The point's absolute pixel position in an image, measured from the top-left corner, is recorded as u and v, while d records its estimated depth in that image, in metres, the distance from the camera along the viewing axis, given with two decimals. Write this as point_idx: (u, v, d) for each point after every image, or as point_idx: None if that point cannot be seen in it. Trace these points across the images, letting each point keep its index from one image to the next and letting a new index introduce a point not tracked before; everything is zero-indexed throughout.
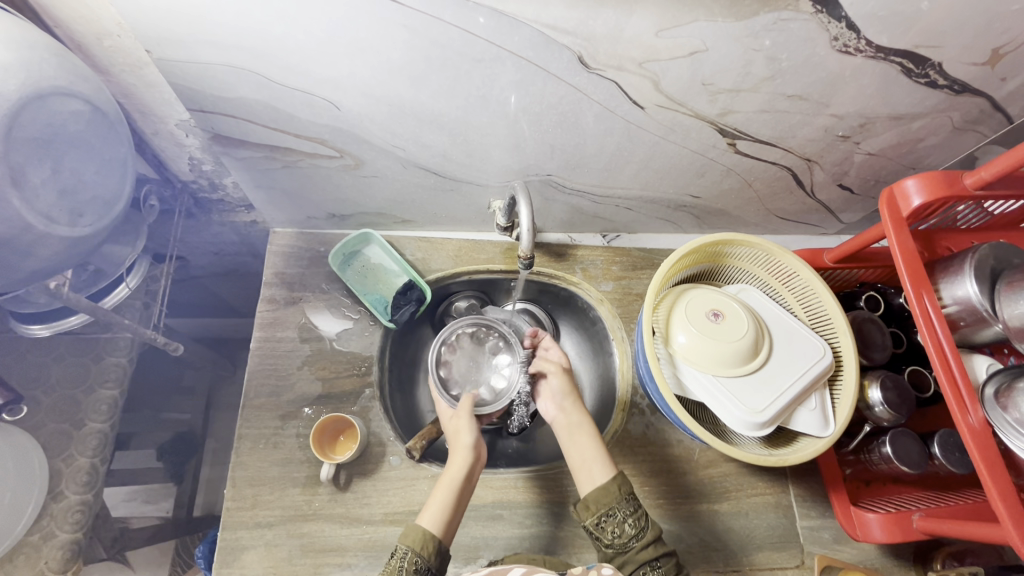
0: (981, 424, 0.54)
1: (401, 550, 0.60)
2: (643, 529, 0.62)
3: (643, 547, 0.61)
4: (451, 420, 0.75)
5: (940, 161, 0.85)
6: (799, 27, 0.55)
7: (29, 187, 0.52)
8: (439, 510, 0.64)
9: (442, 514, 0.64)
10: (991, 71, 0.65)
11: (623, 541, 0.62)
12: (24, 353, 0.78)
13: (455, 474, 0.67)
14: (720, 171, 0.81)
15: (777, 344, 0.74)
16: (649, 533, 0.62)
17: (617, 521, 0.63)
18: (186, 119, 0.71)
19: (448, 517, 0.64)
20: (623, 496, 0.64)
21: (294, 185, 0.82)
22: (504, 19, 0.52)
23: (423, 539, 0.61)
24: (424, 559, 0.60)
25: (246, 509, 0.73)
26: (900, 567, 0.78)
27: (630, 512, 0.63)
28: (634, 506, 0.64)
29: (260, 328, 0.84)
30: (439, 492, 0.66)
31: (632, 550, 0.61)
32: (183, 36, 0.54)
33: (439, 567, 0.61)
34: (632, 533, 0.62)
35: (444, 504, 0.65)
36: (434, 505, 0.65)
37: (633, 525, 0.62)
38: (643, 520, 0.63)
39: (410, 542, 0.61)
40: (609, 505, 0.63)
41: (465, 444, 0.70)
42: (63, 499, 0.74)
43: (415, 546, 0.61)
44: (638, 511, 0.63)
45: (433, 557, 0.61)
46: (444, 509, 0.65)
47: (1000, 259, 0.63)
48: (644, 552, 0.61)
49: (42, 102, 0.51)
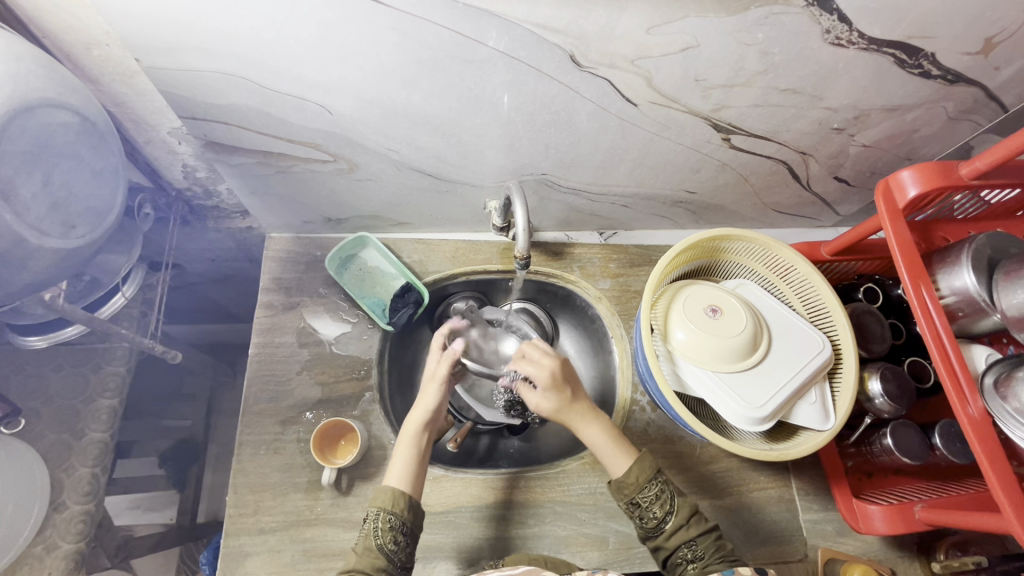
0: (980, 414, 0.54)
1: (373, 511, 0.62)
2: (670, 513, 0.64)
3: (674, 530, 0.63)
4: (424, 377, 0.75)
5: (936, 151, 0.85)
6: (791, 21, 0.55)
7: (19, 201, 0.52)
8: (403, 469, 0.65)
9: (408, 469, 0.65)
10: (985, 61, 0.64)
11: (653, 526, 0.64)
12: (22, 365, 0.78)
13: (412, 429, 0.69)
14: (715, 166, 0.81)
15: (776, 338, 0.74)
16: (677, 518, 0.63)
17: (643, 508, 0.64)
18: (178, 126, 0.71)
19: (413, 471, 0.66)
20: (646, 482, 0.65)
21: (289, 190, 0.82)
22: (494, 19, 0.52)
23: (393, 496, 0.63)
24: (397, 515, 0.62)
25: (248, 516, 0.73)
26: (903, 558, 0.78)
27: (655, 496, 0.64)
28: (658, 491, 0.65)
29: (258, 333, 0.84)
30: (402, 449, 0.67)
31: (664, 533, 0.63)
32: (171, 43, 0.53)
33: (414, 522, 0.63)
34: (659, 519, 0.64)
35: (407, 460, 0.66)
36: (398, 464, 0.66)
37: (659, 510, 0.64)
38: (668, 505, 0.64)
39: (380, 502, 0.62)
40: (634, 492, 0.65)
41: (429, 401, 0.70)
42: (66, 510, 0.74)
43: (386, 505, 0.62)
44: (663, 495, 0.65)
45: (405, 512, 0.62)
46: (408, 465, 0.66)
47: (998, 248, 0.63)
48: (676, 536, 0.63)
49: (30, 114, 0.51)
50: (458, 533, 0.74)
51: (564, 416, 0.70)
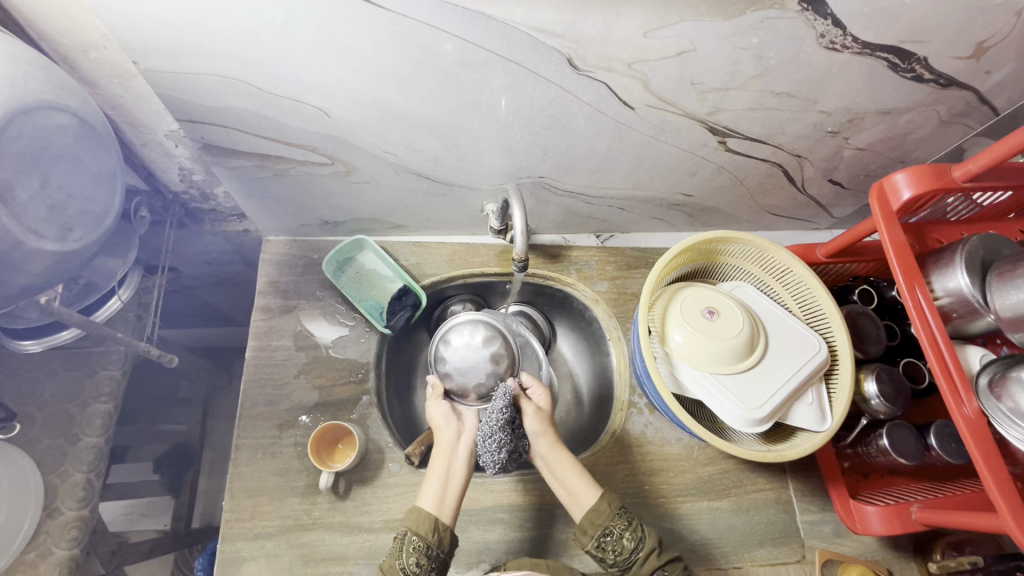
0: (976, 415, 0.55)
1: (401, 533, 0.62)
2: (640, 539, 0.65)
3: (646, 557, 0.64)
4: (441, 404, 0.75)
5: (928, 153, 0.85)
6: (786, 25, 0.55)
7: (17, 203, 0.52)
8: (433, 491, 0.66)
9: (438, 493, 0.66)
10: (976, 64, 0.65)
11: (626, 555, 0.64)
12: (17, 369, 0.77)
13: (442, 455, 0.69)
14: (711, 169, 0.82)
15: (772, 339, 0.74)
16: (648, 543, 0.64)
17: (614, 539, 0.65)
18: (175, 129, 0.70)
19: (445, 496, 0.66)
20: (613, 511, 0.66)
21: (286, 193, 0.82)
22: (493, 23, 0.52)
23: (421, 519, 0.63)
24: (423, 538, 0.62)
25: (245, 520, 0.73)
26: (900, 558, 0.78)
27: (624, 527, 0.65)
28: (627, 519, 0.66)
29: (255, 337, 0.83)
30: (432, 475, 0.68)
31: (637, 562, 0.64)
32: (170, 45, 0.53)
33: (444, 546, 0.63)
34: (631, 546, 0.64)
35: (439, 484, 0.66)
36: (429, 488, 0.66)
37: (631, 538, 0.65)
38: (638, 531, 0.65)
39: (409, 524, 0.63)
40: (604, 524, 0.65)
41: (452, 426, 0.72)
42: (59, 516, 0.73)
43: (413, 528, 0.62)
44: (631, 523, 0.66)
45: (432, 537, 0.62)
46: (438, 490, 0.66)
47: (990, 249, 0.63)
48: (648, 563, 0.63)
49: (28, 116, 0.51)
50: (458, 537, 0.74)
51: (538, 429, 0.72)
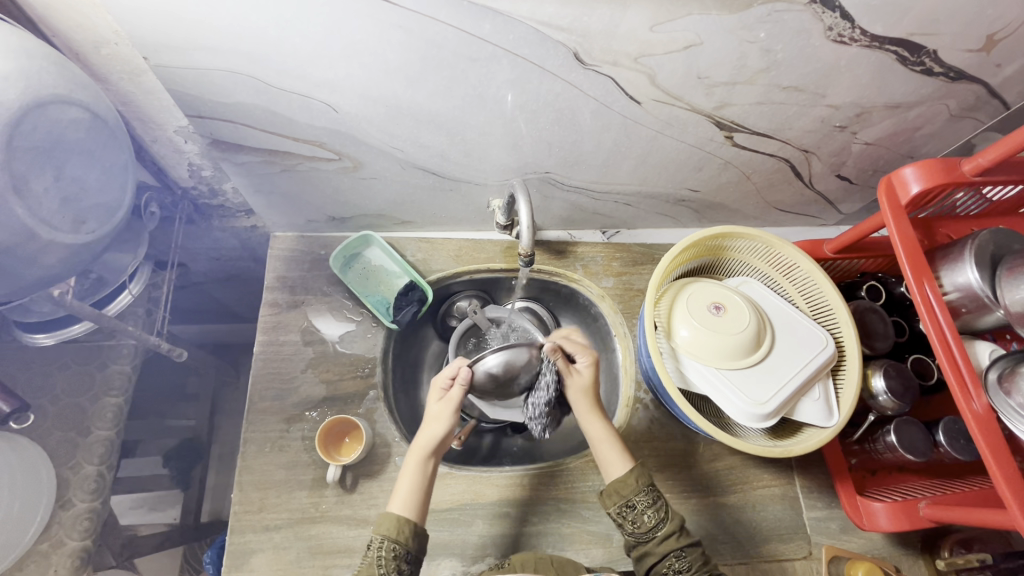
0: (985, 410, 0.54)
1: (377, 539, 0.61)
2: (662, 520, 0.64)
3: (664, 537, 0.63)
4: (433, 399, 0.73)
5: (937, 148, 0.85)
6: (793, 18, 0.55)
7: (31, 195, 0.53)
8: (407, 495, 0.65)
9: (412, 498, 0.65)
10: (987, 58, 0.64)
11: (644, 531, 0.64)
12: (29, 362, 0.78)
13: (419, 455, 0.68)
14: (718, 164, 0.81)
15: (779, 335, 0.74)
16: (669, 524, 0.64)
17: (636, 512, 0.65)
18: (184, 125, 0.71)
19: (417, 500, 0.65)
20: (641, 487, 0.66)
21: (294, 189, 0.82)
22: (499, 17, 0.52)
23: (397, 525, 0.62)
24: (401, 544, 0.61)
25: (253, 513, 0.73)
26: (907, 555, 0.78)
27: (649, 503, 0.65)
28: (653, 497, 0.65)
29: (263, 332, 0.84)
30: (406, 477, 0.67)
31: (655, 540, 0.63)
32: (180, 41, 0.54)
33: (419, 550, 0.63)
34: (652, 523, 0.64)
35: (411, 487, 0.66)
36: (403, 491, 0.66)
37: (653, 515, 0.64)
38: (662, 511, 0.65)
39: (384, 530, 0.62)
40: (628, 497, 0.65)
41: (435, 428, 0.70)
42: (71, 507, 0.74)
43: (390, 534, 0.62)
44: (656, 502, 0.65)
45: (409, 541, 0.62)
46: (411, 495, 0.65)
47: (1000, 244, 0.63)
48: (666, 543, 0.63)
49: (41, 111, 0.52)
50: (462, 530, 0.75)
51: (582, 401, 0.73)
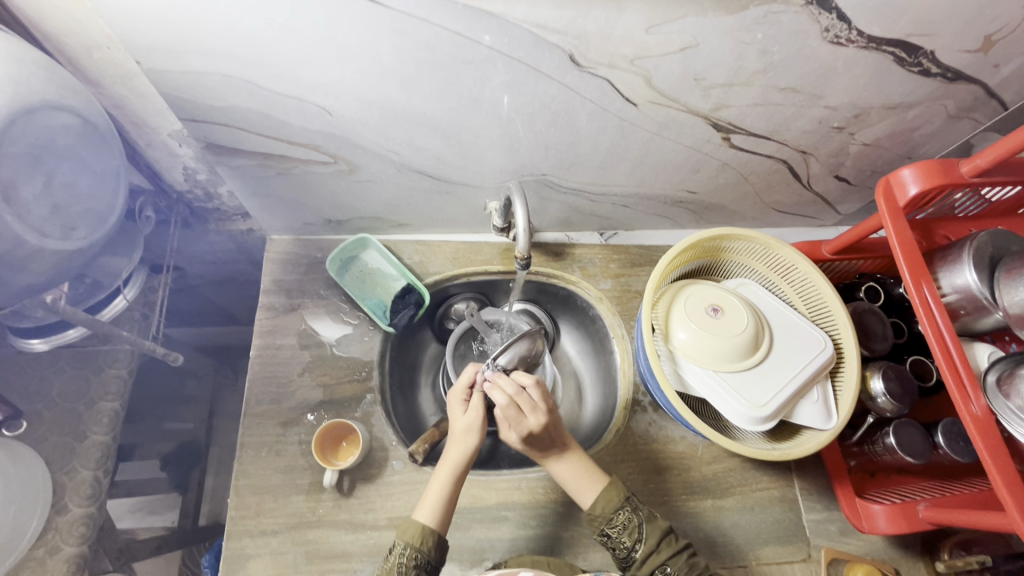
0: (984, 413, 0.54)
1: (400, 546, 0.62)
2: (638, 541, 0.64)
3: (643, 558, 0.64)
4: (462, 412, 0.72)
5: (936, 149, 0.84)
6: (790, 19, 0.55)
7: (20, 202, 0.52)
8: (434, 504, 0.66)
9: (439, 508, 0.66)
10: (985, 58, 0.64)
11: (624, 555, 0.65)
12: (24, 366, 0.77)
13: (452, 466, 0.68)
14: (715, 165, 0.81)
15: (777, 337, 0.74)
16: (646, 544, 0.64)
17: (613, 537, 0.65)
18: (178, 129, 0.71)
19: (444, 509, 0.66)
20: (612, 510, 0.66)
21: (289, 192, 0.82)
22: (493, 20, 0.52)
23: (422, 534, 0.63)
24: (424, 553, 0.62)
25: (249, 518, 0.73)
26: (907, 557, 0.78)
27: (622, 526, 0.65)
28: (627, 517, 0.66)
29: (259, 335, 0.84)
30: (435, 486, 0.67)
31: (635, 562, 0.64)
32: (172, 45, 0.53)
33: (438, 559, 0.64)
34: (629, 546, 0.64)
35: (440, 499, 0.66)
36: (431, 500, 0.66)
37: (628, 538, 0.65)
38: (637, 532, 0.65)
39: (408, 538, 0.63)
40: (601, 523, 0.66)
41: (468, 442, 0.69)
42: (67, 512, 0.73)
43: (414, 542, 0.63)
44: (631, 523, 0.65)
45: (431, 551, 0.63)
46: (439, 504, 0.66)
47: (999, 246, 0.62)
48: (647, 563, 0.63)
49: (31, 116, 0.51)
50: (461, 534, 0.74)
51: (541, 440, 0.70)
